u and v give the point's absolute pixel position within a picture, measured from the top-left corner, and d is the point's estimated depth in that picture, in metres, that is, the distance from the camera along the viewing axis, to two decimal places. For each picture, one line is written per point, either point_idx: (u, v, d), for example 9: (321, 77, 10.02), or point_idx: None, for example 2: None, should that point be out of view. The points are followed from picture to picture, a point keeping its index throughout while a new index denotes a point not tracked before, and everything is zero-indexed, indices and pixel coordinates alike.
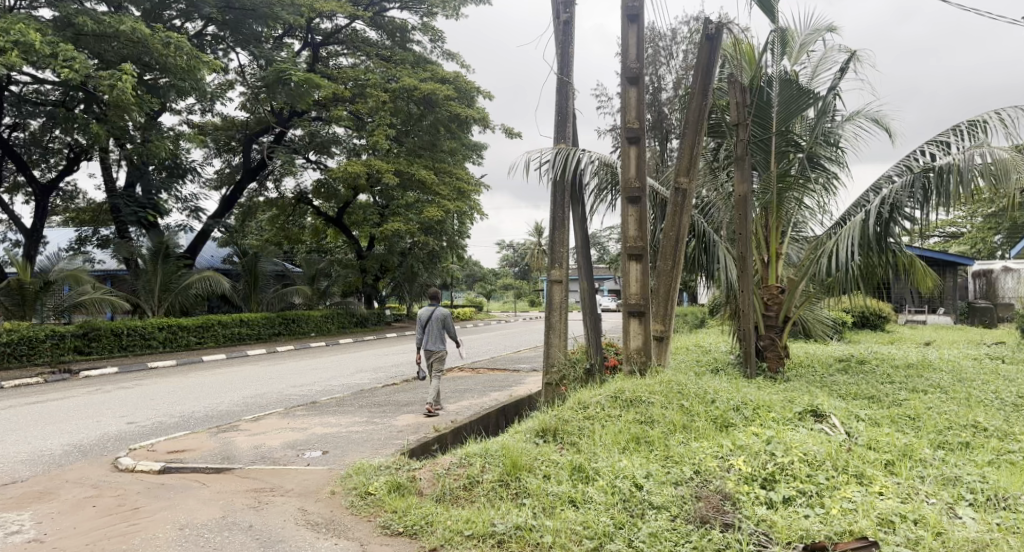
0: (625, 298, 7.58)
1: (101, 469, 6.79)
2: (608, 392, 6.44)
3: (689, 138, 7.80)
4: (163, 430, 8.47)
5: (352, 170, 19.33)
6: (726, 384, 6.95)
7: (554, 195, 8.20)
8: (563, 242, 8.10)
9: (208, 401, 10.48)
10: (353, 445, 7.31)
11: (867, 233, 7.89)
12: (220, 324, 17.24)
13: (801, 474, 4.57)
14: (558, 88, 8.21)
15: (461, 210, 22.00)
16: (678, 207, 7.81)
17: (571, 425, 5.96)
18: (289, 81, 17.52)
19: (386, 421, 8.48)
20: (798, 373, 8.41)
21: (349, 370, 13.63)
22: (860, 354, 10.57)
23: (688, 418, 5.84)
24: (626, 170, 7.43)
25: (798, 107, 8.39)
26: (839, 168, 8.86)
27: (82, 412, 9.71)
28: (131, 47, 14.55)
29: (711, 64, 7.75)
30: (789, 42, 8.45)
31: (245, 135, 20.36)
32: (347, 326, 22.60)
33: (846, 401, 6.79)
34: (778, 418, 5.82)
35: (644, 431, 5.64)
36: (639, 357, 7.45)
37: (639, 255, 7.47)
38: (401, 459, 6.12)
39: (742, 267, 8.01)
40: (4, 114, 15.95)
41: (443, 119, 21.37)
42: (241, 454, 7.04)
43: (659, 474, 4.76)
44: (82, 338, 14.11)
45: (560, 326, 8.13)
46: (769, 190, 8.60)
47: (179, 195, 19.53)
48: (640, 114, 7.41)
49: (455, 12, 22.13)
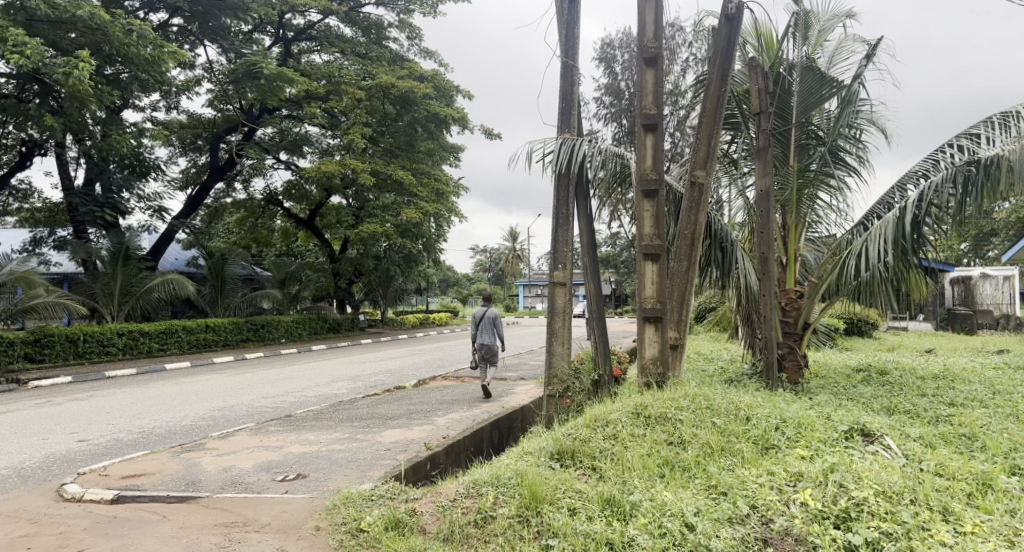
0: (641, 303, 6.88)
1: (42, 499, 6.00)
2: (628, 408, 5.70)
3: (706, 128, 7.11)
4: (119, 450, 7.59)
5: (326, 169, 18.37)
6: (758, 398, 6.26)
7: (557, 189, 7.44)
8: (567, 240, 7.32)
9: (171, 414, 9.55)
10: (336, 467, 6.50)
11: (901, 232, 7.18)
12: (184, 329, 16.14)
13: (882, 511, 3.87)
14: (562, 72, 7.43)
15: (439, 213, 21.15)
16: (695, 203, 7.08)
17: (592, 446, 5.22)
18: (261, 75, 16.59)
19: (371, 437, 7.64)
20: (821, 385, 7.74)
21: (326, 379, 12.74)
22: (876, 362, 9.93)
23: (726, 439, 5.10)
24: (641, 161, 6.76)
25: (820, 97, 7.85)
26: (861, 167, 8.21)
27: (29, 428, 8.78)
28: (90, 34, 13.49)
29: (731, 47, 7.02)
30: (813, 27, 7.85)
31: (213, 133, 19.34)
32: (320, 332, 21.57)
33: (888, 416, 6.12)
34: (825, 438, 5.09)
35: (677, 454, 4.92)
36: (656, 368, 6.77)
37: (655, 254, 6.79)
38: (396, 487, 5.35)
39: (764, 270, 7.37)
40: None
41: (420, 119, 20.60)
42: (207, 479, 6.21)
43: (709, 510, 4.04)
44: (33, 345, 13.13)
45: (563, 332, 7.39)
46: (788, 186, 8.03)
47: (142, 194, 18.43)
48: (657, 99, 6.76)
49: (433, 10, 21.41)
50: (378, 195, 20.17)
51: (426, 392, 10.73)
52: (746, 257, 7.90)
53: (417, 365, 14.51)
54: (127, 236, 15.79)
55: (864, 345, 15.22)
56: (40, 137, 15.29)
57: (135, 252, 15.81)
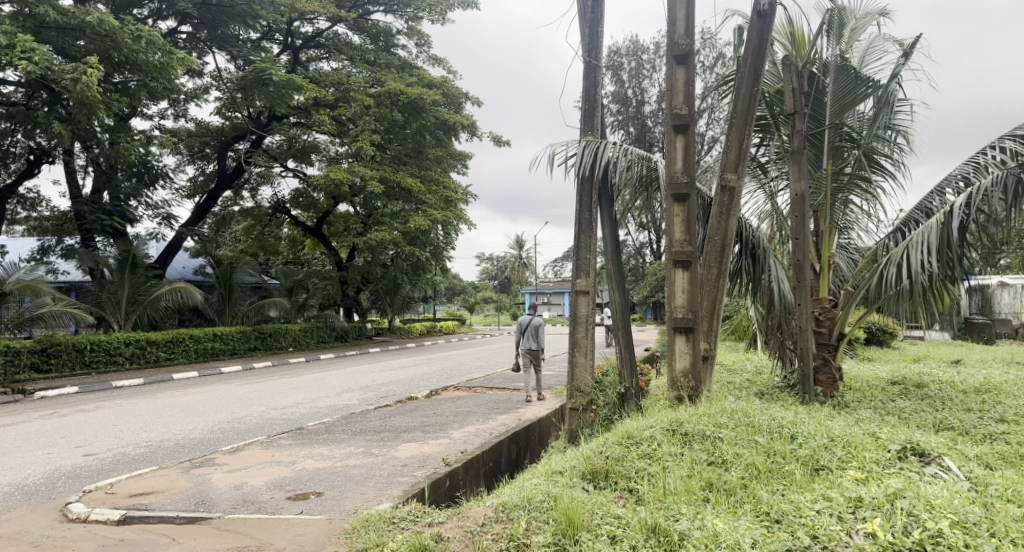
0: (671, 312, 6.57)
1: (45, 519, 5.76)
2: (662, 424, 5.36)
3: (737, 128, 6.73)
4: (126, 465, 7.29)
5: (336, 177, 18.10)
6: (800, 414, 5.90)
7: (579, 193, 7.11)
8: (590, 247, 6.99)
9: (179, 427, 9.27)
10: (352, 484, 6.18)
11: (947, 239, 6.77)
12: (192, 338, 15.87)
13: (961, 545, 3.54)
14: (585, 72, 7.13)
15: (448, 221, 20.80)
16: (724, 208, 6.72)
17: (627, 465, 4.89)
18: (270, 82, 16.34)
19: (386, 452, 7.32)
20: (857, 399, 7.37)
21: (335, 390, 12.41)
22: (907, 373, 9.51)
23: (773, 459, 4.76)
24: (671, 163, 6.45)
25: (854, 98, 7.55)
26: (897, 171, 7.87)
27: (33, 442, 8.50)
28: (98, 41, 13.23)
29: (763, 44, 6.63)
30: (846, 24, 7.54)
31: (221, 141, 19.12)
32: (327, 341, 21.26)
33: (938, 434, 5.75)
34: (878, 459, 4.74)
35: (720, 476, 4.59)
36: (687, 381, 6.46)
37: (686, 261, 6.48)
38: (418, 509, 5.07)
39: (798, 278, 7.03)
40: None
41: (429, 126, 20.28)
42: (218, 498, 5.90)
43: (767, 543, 3.73)
44: (40, 355, 12.87)
45: (586, 343, 7.06)
46: (821, 191, 7.73)
47: (150, 202, 18.21)
48: (688, 99, 6.46)
49: (442, 17, 21.17)
50: (386, 202, 19.92)
51: (440, 403, 10.40)
52: (778, 264, 7.55)
53: (427, 375, 14.15)
54: (135, 244, 15.56)
55: (885, 355, 14.80)
56: (48, 146, 15.07)
57: (143, 260, 15.56)
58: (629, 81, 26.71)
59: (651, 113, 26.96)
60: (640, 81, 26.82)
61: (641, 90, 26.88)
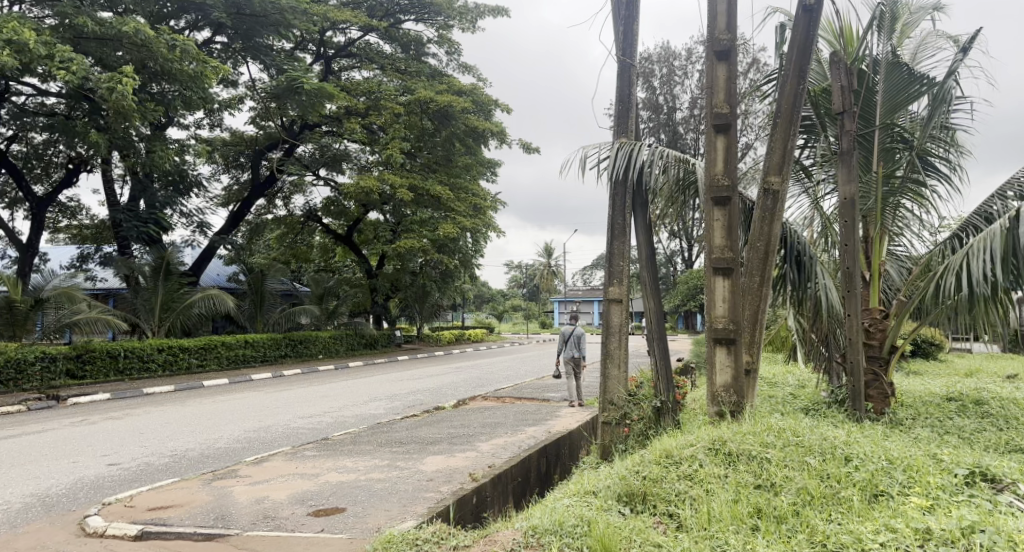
0: (710, 322, 6.22)
1: (64, 533, 5.60)
2: (703, 442, 5.01)
3: (781, 129, 6.32)
4: (148, 476, 7.13)
5: (365, 185, 17.99)
6: (854, 433, 5.49)
7: (612, 198, 6.79)
8: (623, 254, 6.66)
9: (205, 435, 9.12)
10: (376, 500, 5.92)
11: (1012, 246, 6.27)
12: (224, 345, 15.84)
13: None
14: (619, 72, 6.83)
15: (478, 229, 20.52)
16: (767, 213, 6.31)
17: (665, 486, 4.56)
18: (302, 91, 16.23)
19: (412, 465, 7.05)
20: (911, 416, 6.93)
21: (362, 398, 12.22)
22: (960, 388, 8.96)
23: (828, 484, 4.39)
24: (711, 165, 6.11)
25: (907, 96, 7.13)
26: (953, 174, 7.41)
27: (59, 450, 8.39)
28: (135, 51, 13.23)
29: (809, 40, 6.23)
30: (898, 18, 7.13)
31: (254, 150, 19.14)
32: (356, 348, 21.16)
33: (1005, 457, 5.30)
34: (945, 485, 4.35)
35: (769, 500, 4.25)
36: (729, 395, 6.10)
37: (727, 269, 6.11)
38: (444, 529, 4.79)
39: (848, 287, 6.61)
40: (5, 126, 14.90)
41: (459, 133, 20.08)
42: (238, 513, 5.68)
43: None
44: (75, 361, 12.73)
45: (619, 354, 6.70)
46: (871, 194, 7.32)
47: (184, 210, 18.28)
48: (729, 97, 6.12)
49: (472, 25, 21.02)
50: (415, 210, 19.77)
51: (469, 414, 10.14)
52: (825, 271, 7.13)
53: (455, 384, 13.88)
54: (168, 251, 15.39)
55: (933, 369, 14.14)
56: (85, 155, 15.13)
57: (176, 267, 15.38)
58: (660, 88, 26.45)
59: (682, 119, 26.62)
60: (671, 87, 26.54)
61: (672, 96, 26.57)
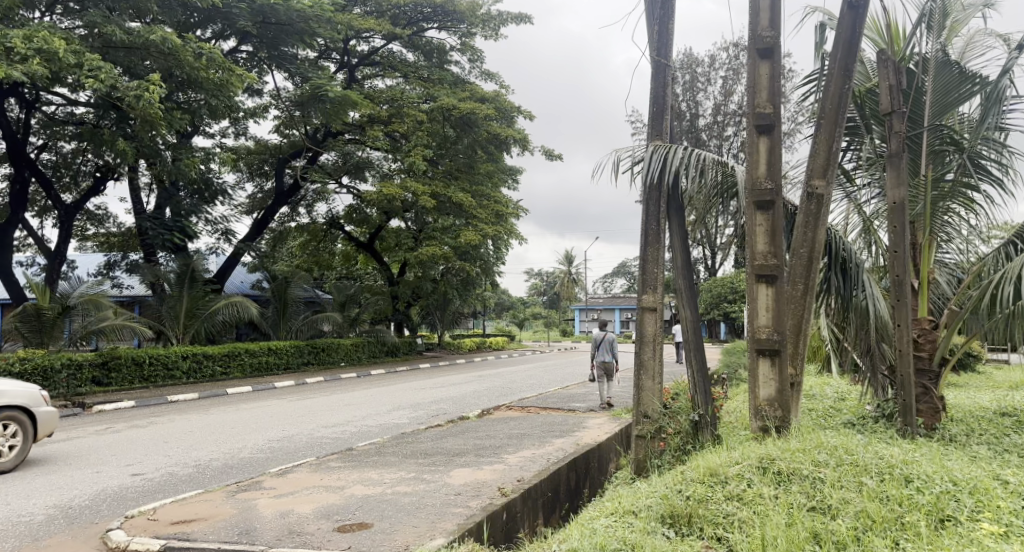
0: (753, 333, 5.93)
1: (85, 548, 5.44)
2: (750, 460, 4.73)
3: (825, 129, 6.02)
4: (172, 488, 6.97)
5: (388, 193, 17.86)
6: (910, 451, 5.18)
7: (647, 202, 6.52)
8: (658, 260, 6.39)
9: (229, 445, 8.97)
10: (403, 515, 5.71)
11: None
12: (247, 352, 15.78)
13: None
14: (654, 72, 6.59)
15: (500, 236, 20.29)
16: (812, 217, 6.02)
17: (712, 508, 4.30)
18: (325, 98, 16.11)
19: (438, 478, 6.82)
20: (965, 432, 6.58)
21: (386, 408, 12.02)
22: (1008, 401, 8.55)
23: (889, 506, 4.10)
24: (754, 167, 5.85)
25: (956, 96, 6.81)
26: (1005, 177, 7.06)
27: (82, 460, 8.28)
28: (162, 59, 13.17)
29: (856, 36, 5.93)
30: (947, 15, 6.82)
31: (278, 158, 19.13)
32: (378, 356, 21.04)
33: None
34: (1016, 510, 4.06)
35: (826, 524, 3.98)
36: (774, 410, 5.81)
37: (771, 276, 5.83)
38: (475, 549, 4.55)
39: (898, 296, 6.29)
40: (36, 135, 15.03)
41: (481, 140, 19.84)
42: (263, 527, 5.49)
43: None
44: (100, 368, 12.68)
45: (653, 364, 6.42)
46: (919, 198, 7.00)
47: (209, 218, 18.30)
48: (772, 97, 5.86)
49: (495, 33, 20.94)
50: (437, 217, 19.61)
51: (495, 424, 9.91)
52: (870, 280, 6.80)
53: (480, 393, 13.64)
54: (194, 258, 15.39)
55: (971, 380, 13.69)
56: (112, 163, 15.16)
57: (202, 274, 15.38)
58: (683, 95, 26.24)
59: (705, 125, 26.37)
60: (694, 93, 26.32)
61: (694, 103, 26.34)
